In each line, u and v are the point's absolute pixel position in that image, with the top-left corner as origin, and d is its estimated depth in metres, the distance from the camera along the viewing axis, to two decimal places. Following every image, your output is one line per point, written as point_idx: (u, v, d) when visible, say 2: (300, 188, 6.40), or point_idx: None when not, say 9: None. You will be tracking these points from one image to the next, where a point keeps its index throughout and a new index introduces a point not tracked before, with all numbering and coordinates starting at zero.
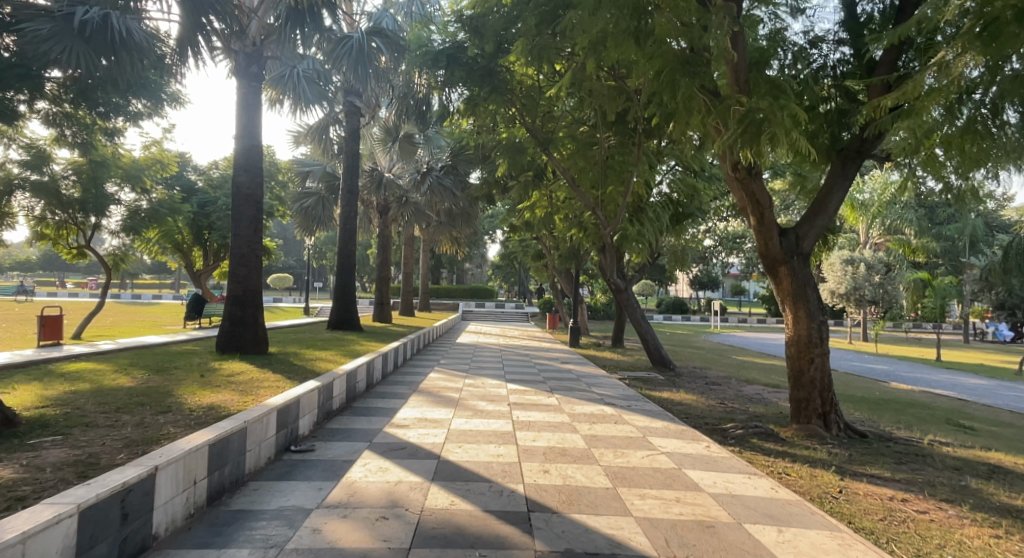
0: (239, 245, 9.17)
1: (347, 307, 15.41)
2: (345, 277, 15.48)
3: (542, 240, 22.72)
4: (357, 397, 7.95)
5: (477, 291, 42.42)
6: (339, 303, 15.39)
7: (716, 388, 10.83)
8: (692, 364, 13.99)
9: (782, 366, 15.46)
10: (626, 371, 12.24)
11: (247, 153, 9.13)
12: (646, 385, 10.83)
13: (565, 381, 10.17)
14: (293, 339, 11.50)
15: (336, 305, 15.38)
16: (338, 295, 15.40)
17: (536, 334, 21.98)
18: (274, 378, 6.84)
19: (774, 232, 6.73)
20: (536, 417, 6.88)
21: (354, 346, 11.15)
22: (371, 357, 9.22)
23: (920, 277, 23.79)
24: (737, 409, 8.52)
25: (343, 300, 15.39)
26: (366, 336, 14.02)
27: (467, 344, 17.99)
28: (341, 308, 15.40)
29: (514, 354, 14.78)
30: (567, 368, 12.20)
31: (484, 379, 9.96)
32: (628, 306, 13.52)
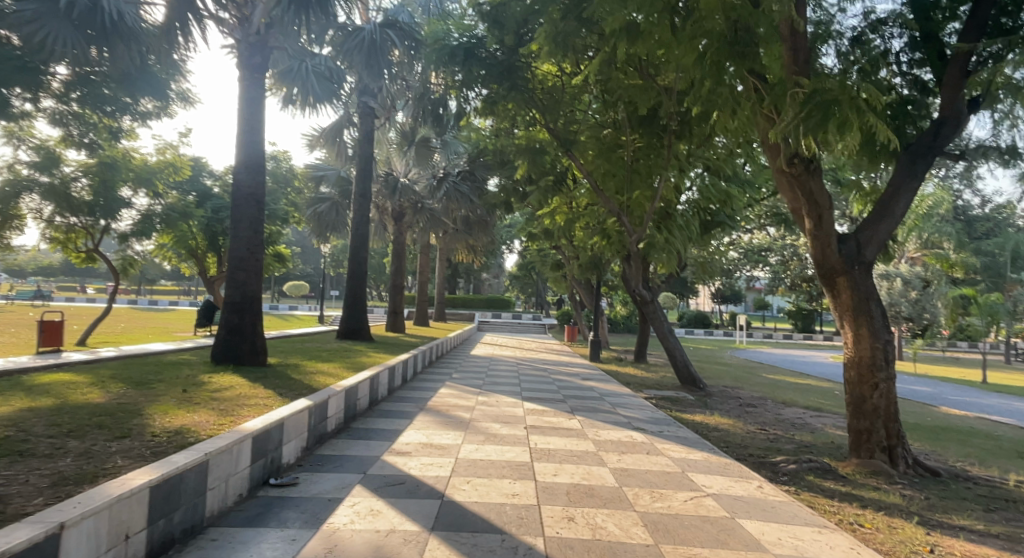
0: (238, 247, 8.54)
1: (358, 317, 14.75)
2: (356, 285, 14.83)
3: (562, 249, 21.96)
4: (359, 416, 7.19)
5: (494, 302, 41.75)
6: (349, 312, 14.74)
7: (752, 411, 9.91)
8: (722, 383, 13.05)
9: (819, 386, 14.45)
10: (652, 389, 11.35)
11: (249, 150, 8.53)
12: (675, 405, 9.96)
13: (587, 399, 9.33)
14: (296, 349, 10.82)
15: (346, 314, 14.74)
16: (349, 304, 14.74)
17: (554, 347, 21.16)
18: (263, 394, 6.10)
19: (832, 238, 5.89)
20: (556, 444, 6.03)
21: (360, 358, 10.43)
22: (376, 371, 8.47)
23: (961, 293, 22.58)
24: (782, 437, 7.59)
25: (354, 308, 14.75)
26: (375, 347, 13.33)
27: (482, 357, 17.22)
28: (351, 317, 14.74)
29: (531, 369, 13.96)
30: (588, 385, 11.35)
31: (499, 396, 9.14)
32: (653, 319, 12.63)
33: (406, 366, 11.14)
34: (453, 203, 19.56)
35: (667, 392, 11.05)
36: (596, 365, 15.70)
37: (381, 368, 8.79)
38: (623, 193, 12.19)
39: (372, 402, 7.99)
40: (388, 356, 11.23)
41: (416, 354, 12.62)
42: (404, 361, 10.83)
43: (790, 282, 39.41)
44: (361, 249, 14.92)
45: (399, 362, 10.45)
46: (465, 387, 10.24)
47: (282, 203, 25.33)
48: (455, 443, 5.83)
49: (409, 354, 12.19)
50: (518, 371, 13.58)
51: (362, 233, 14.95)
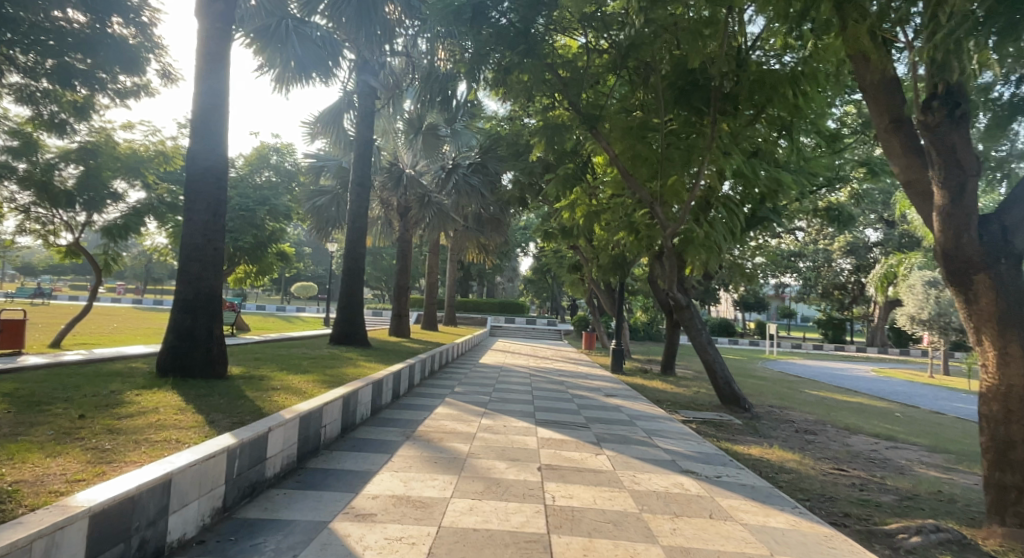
0: (191, 233, 7.09)
1: (352, 321, 13.27)
2: (351, 286, 13.35)
3: (580, 249, 20.32)
4: (321, 449, 5.55)
5: (508, 305, 40.16)
6: (344, 315, 13.25)
7: (814, 441, 8.18)
8: (767, 403, 11.31)
9: (875, 408, 12.62)
10: (688, 410, 9.63)
11: (206, 114, 7.20)
12: (721, 432, 8.27)
13: (613, 424, 7.69)
14: (272, 359, 9.29)
15: (339, 317, 13.26)
16: (343, 307, 13.26)
17: (571, 356, 19.50)
18: (187, 423, 4.55)
19: (973, 219, 4.20)
20: (581, 499, 4.37)
21: (346, 367, 8.89)
22: (354, 388, 6.86)
23: None
24: (869, 482, 5.88)
25: (348, 311, 13.27)
26: (369, 353, 11.79)
27: (492, 365, 15.61)
28: (346, 321, 13.25)
29: (547, 381, 12.33)
30: (612, 403, 9.70)
31: (506, 418, 7.53)
32: (689, 327, 10.82)
33: (401, 377, 9.59)
34: (464, 197, 18.05)
35: (707, 414, 9.34)
36: (619, 379, 14.02)
37: (364, 383, 7.24)
38: (656, 179, 10.44)
39: (346, 427, 6.43)
40: (380, 365, 9.70)
41: (415, 364, 11.09)
42: (396, 373, 9.26)
43: (820, 289, 37.39)
44: (358, 247, 13.41)
45: (391, 374, 8.92)
46: (467, 404, 8.65)
47: (285, 199, 24.02)
48: (442, 497, 4.21)
49: (406, 363, 10.65)
50: (531, 383, 11.96)
51: (360, 228, 13.46)
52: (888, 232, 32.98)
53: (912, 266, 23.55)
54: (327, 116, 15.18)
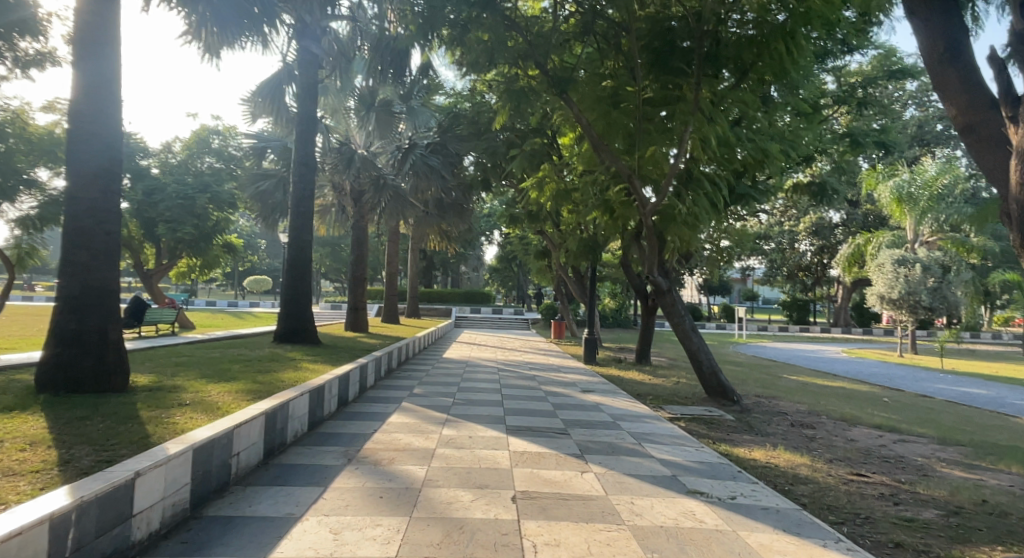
0: (75, 214, 5.75)
1: (298, 316, 11.94)
2: (297, 278, 12.01)
3: (547, 233, 19.31)
4: (233, 483, 4.31)
5: (473, 295, 39.02)
6: (288, 310, 11.92)
7: (816, 437, 7.32)
8: (753, 393, 10.52)
9: (861, 394, 11.99)
10: (674, 405, 8.69)
11: (91, 61, 5.89)
12: (714, 430, 7.33)
13: (595, 428, 6.68)
14: (194, 365, 7.94)
15: (283, 313, 11.91)
16: (287, 301, 11.92)
17: (540, 347, 18.49)
18: (26, 467, 3.28)
19: None
20: (570, 546, 3.30)
21: (282, 371, 7.62)
22: (283, 398, 5.60)
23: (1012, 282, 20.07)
24: (899, 491, 4.98)
25: (293, 305, 11.92)
26: (317, 351, 10.54)
27: (456, 360, 14.50)
28: (291, 317, 11.92)
29: (516, 376, 11.23)
30: (590, 400, 8.70)
31: (471, 427, 6.43)
32: (672, 314, 9.69)
33: (350, 377, 8.35)
34: (422, 179, 16.76)
35: (695, 409, 8.42)
36: (593, 370, 13.06)
37: (301, 390, 6.02)
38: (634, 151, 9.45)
39: (274, 448, 5.21)
40: (325, 366, 8.45)
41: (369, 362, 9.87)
42: (345, 375, 8.03)
43: (785, 272, 37.37)
44: (302, 235, 12.05)
45: (338, 376, 7.67)
46: (426, 408, 7.48)
47: (229, 185, 22.28)
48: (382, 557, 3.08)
49: (358, 362, 9.40)
50: (499, 379, 10.87)
51: (305, 214, 12.11)
52: (851, 213, 33.07)
53: (881, 245, 24.82)
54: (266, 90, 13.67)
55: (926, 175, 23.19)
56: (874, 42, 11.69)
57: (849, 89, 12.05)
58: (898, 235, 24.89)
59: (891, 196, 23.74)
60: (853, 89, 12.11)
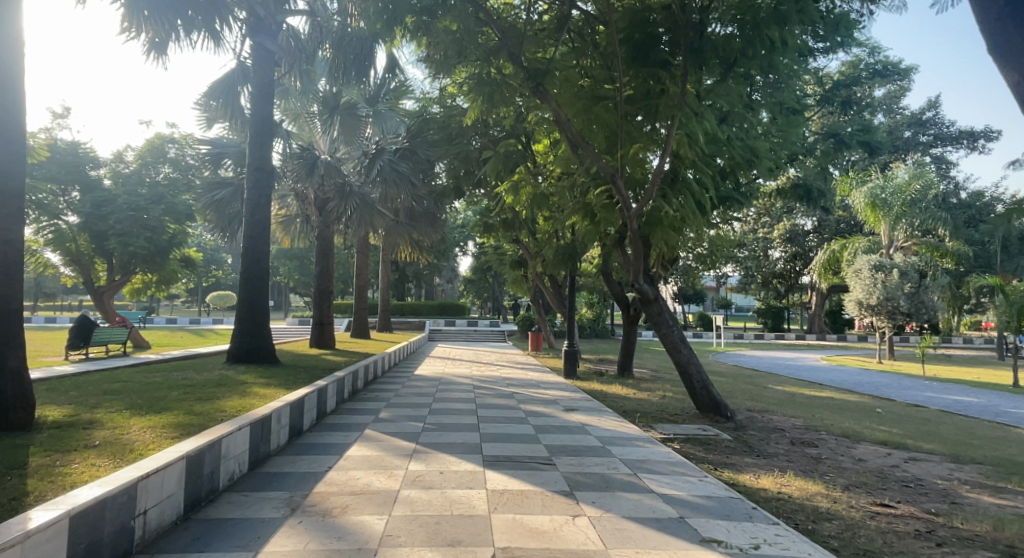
0: None
1: (254, 333, 11.02)
2: (253, 291, 11.09)
3: (523, 241, 18.62)
4: (140, 550, 3.38)
5: (447, 307, 38.11)
6: (243, 327, 10.99)
7: (822, 458, 6.69)
8: (745, 407, 9.91)
9: (854, 405, 11.47)
10: (664, 424, 7.97)
11: None
12: (713, 452, 6.65)
13: (583, 456, 5.93)
14: (126, 394, 6.98)
15: (237, 330, 10.98)
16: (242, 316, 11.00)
17: (517, 361, 17.71)
18: None
19: None
20: None
21: (226, 398, 6.72)
22: (219, 432, 4.68)
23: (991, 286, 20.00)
24: (937, 527, 4.34)
25: (249, 322, 10.99)
26: (274, 372, 9.59)
27: (428, 376, 13.62)
28: (246, 334, 10.99)
29: (494, 394, 10.44)
30: (574, 420, 7.95)
31: (443, 459, 5.62)
32: (661, 323, 8.98)
33: (309, 402, 7.44)
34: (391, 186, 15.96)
35: (688, 427, 7.74)
36: (574, 385, 12.32)
37: (243, 422, 5.12)
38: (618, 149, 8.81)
39: (204, 496, 4.29)
40: (279, 390, 7.55)
41: (333, 382, 8.97)
42: (301, 400, 7.14)
43: (760, 279, 37.32)
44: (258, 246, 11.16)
45: (294, 402, 6.76)
46: (392, 435, 6.64)
47: (186, 196, 21.09)
48: None
49: (319, 383, 8.49)
50: (475, 397, 10.07)
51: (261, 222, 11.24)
52: (823, 220, 33.20)
53: (857, 251, 24.73)
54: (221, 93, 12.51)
55: (899, 180, 23.27)
56: (857, 40, 11.35)
57: (832, 88, 11.67)
58: (874, 240, 24.85)
59: (864, 202, 23.70)
60: (836, 88, 11.73)
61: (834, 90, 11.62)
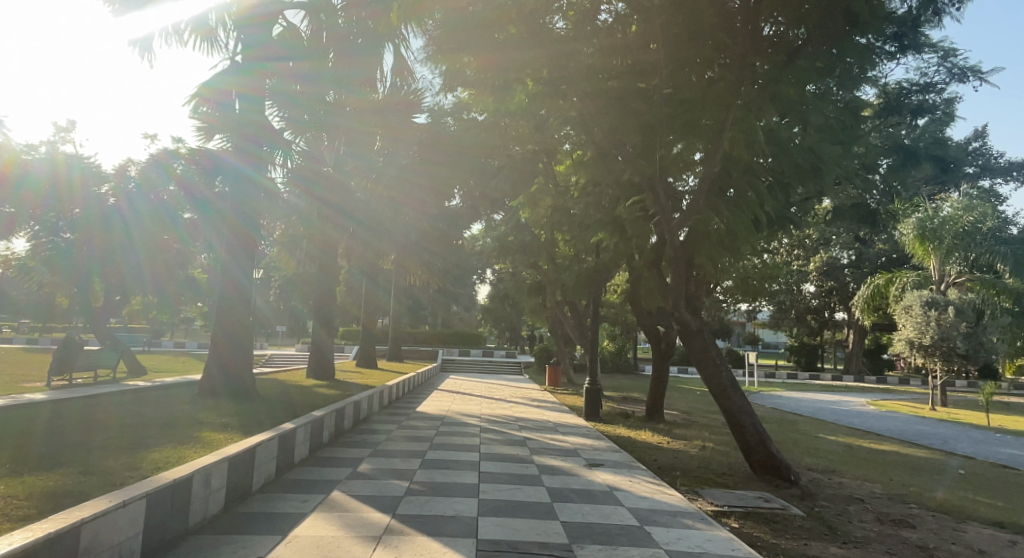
0: None
1: (235, 362, 10.71)
2: (232, 321, 10.89)
3: (543, 266, 17.20)
4: None
5: (462, 336, 36.68)
6: (223, 357, 10.68)
7: (935, 550, 5.00)
8: (807, 466, 8.18)
9: (932, 464, 9.66)
10: (713, 489, 6.38)
11: None
12: (784, 536, 5.04)
13: (618, 542, 4.33)
14: (40, 440, 5.60)
15: (215, 361, 10.65)
16: (220, 345, 10.74)
17: (534, 397, 16.09)
18: None
19: None
20: None
21: (156, 446, 5.28)
22: (99, 506, 3.19)
23: None
24: None
25: (232, 351, 10.74)
26: (246, 408, 8.15)
27: (432, 413, 12.10)
28: (226, 365, 10.67)
29: (504, 438, 8.89)
30: (600, 481, 6.33)
31: (424, 546, 4.05)
32: (707, 362, 7.34)
33: (269, 450, 5.63)
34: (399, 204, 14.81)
35: (744, 494, 6.14)
36: (597, 429, 10.72)
37: (140, 491, 3.54)
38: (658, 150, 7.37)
39: None
40: (233, 434, 6.10)
41: (310, 420, 7.16)
42: (267, 445, 5.67)
43: (792, 315, 35.29)
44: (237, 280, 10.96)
45: (241, 452, 4.97)
46: (366, 500, 5.12)
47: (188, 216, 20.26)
48: None
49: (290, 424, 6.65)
50: (482, 441, 8.54)
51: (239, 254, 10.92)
52: (862, 252, 31.22)
53: (905, 286, 22.79)
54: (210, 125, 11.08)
55: (948, 212, 21.46)
56: (930, 41, 9.83)
57: (899, 96, 10.15)
58: (922, 274, 22.96)
59: (912, 235, 21.85)
60: (908, 94, 10.12)
61: (905, 97, 10.05)
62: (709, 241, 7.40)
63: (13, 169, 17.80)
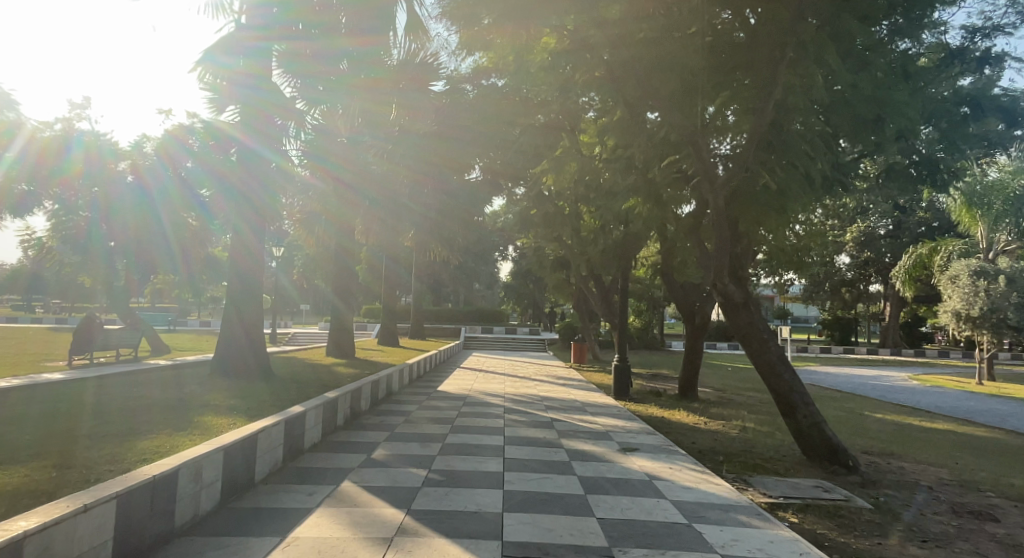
0: None
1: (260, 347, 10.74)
2: (260, 307, 10.98)
3: (567, 239, 16.56)
4: None
5: (486, 313, 36.34)
6: (251, 341, 10.61)
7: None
8: (862, 450, 7.48)
9: (996, 444, 8.89)
10: (763, 477, 5.76)
11: None
12: (853, 534, 4.40)
13: (666, 544, 3.73)
14: (34, 428, 5.24)
15: (244, 341, 10.56)
16: (252, 327, 10.72)
17: (559, 374, 15.56)
18: None
19: None
20: None
21: (150, 434, 4.81)
22: (55, 514, 2.68)
23: None
24: None
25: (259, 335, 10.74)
26: (259, 390, 7.72)
27: (455, 391, 11.65)
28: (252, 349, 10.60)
29: (529, 419, 8.35)
30: (637, 468, 5.75)
31: (441, 551, 3.50)
32: (755, 339, 6.64)
33: (273, 436, 5.15)
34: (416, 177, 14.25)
35: (798, 484, 5.52)
36: (627, 408, 10.16)
37: (110, 492, 3.04)
38: (701, 102, 6.63)
39: None
40: (237, 419, 5.65)
41: (322, 402, 6.68)
42: (271, 431, 5.18)
43: (826, 288, 34.14)
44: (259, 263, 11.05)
45: (238, 441, 4.47)
46: (378, 492, 4.61)
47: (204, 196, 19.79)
48: None
49: (300, 407, 6.18)
50: (506, 422, 8.02)
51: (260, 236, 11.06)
52: (901, 221, 29.88)
53: (951, 255, 21.59)
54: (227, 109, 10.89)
55: None
56: None
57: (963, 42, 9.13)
58: (969, 243, 21.75)
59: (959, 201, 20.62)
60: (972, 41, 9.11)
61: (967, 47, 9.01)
62: (758, 201, 6.65)
63: (46, 155, 16.62)
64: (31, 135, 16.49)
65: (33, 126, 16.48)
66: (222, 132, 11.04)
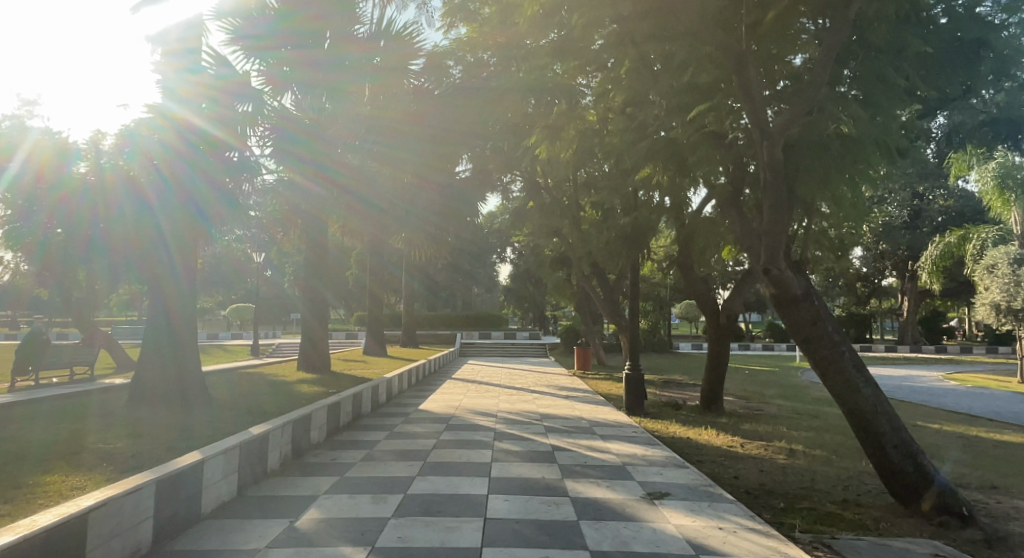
0: None
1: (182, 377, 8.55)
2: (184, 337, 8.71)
3: (567, 232, 14.81)
4: None
5: (484, 318, 34.67)
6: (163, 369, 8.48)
7: None
8: (961, 484, 5.72)
9: None
10: (856, 543, 4.02)
11: None
12: None
13: None
14: None
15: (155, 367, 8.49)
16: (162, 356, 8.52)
17: (562, 385, 13.83)
18: None
19: None
20: None
21: None
22: None
23: None
24: None
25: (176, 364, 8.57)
26: (175, 427, 5.95)
27: (440, 410, 9.87)
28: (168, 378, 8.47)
29: (524, 450, 6.58)
30: (673, 532, 4.02)
31: None
32: (828, 351, 4.88)
33: (141, 506, 3.42)
34: None
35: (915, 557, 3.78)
36: (645, 428, 8.37)
37: None
38: (746, 24, 4.90)
39: None
40: (96, 477, 3.90)
41: (241, 444, 4.74)
42: (143, 495, 3.45)
43: (841, 282, 32.46)
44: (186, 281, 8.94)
45: (57, 525, 2.78)
46: None
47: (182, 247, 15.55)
48: None
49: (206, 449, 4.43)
50: (493, 456, 6.26)
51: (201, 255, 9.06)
52: (920, 209, 28.02)
53: (984, 242, 19.80)
54: (223, 117, 8.75)
55: None
56: None
57: None
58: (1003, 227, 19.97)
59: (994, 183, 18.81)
60: None
61: None
62: (822, 156, 4.90)
63: (45, 169, 13.07)
64: (32, 152, 13.59)
65: (35, 140, 13.51)
66: (221, 142, 8.69)
